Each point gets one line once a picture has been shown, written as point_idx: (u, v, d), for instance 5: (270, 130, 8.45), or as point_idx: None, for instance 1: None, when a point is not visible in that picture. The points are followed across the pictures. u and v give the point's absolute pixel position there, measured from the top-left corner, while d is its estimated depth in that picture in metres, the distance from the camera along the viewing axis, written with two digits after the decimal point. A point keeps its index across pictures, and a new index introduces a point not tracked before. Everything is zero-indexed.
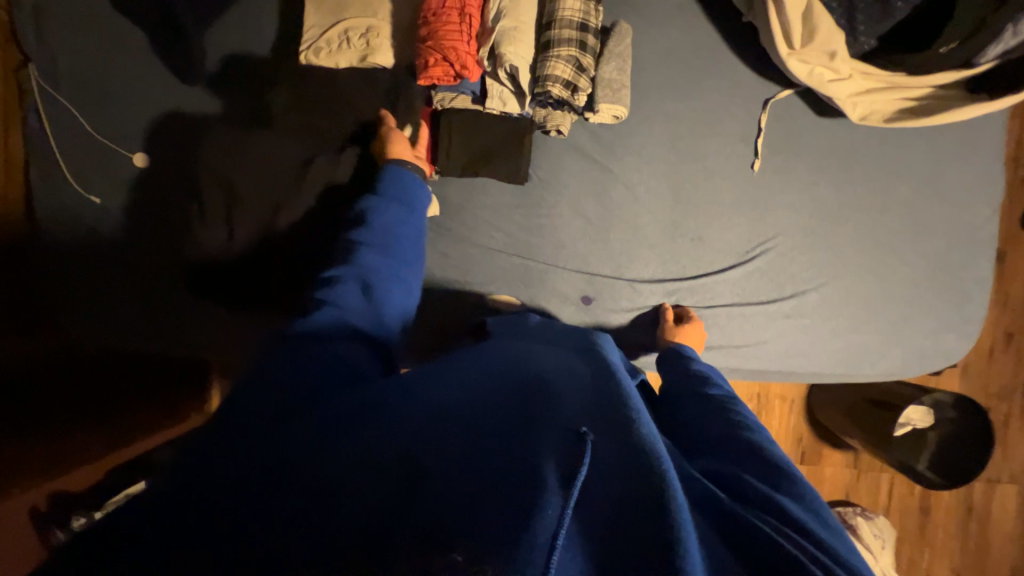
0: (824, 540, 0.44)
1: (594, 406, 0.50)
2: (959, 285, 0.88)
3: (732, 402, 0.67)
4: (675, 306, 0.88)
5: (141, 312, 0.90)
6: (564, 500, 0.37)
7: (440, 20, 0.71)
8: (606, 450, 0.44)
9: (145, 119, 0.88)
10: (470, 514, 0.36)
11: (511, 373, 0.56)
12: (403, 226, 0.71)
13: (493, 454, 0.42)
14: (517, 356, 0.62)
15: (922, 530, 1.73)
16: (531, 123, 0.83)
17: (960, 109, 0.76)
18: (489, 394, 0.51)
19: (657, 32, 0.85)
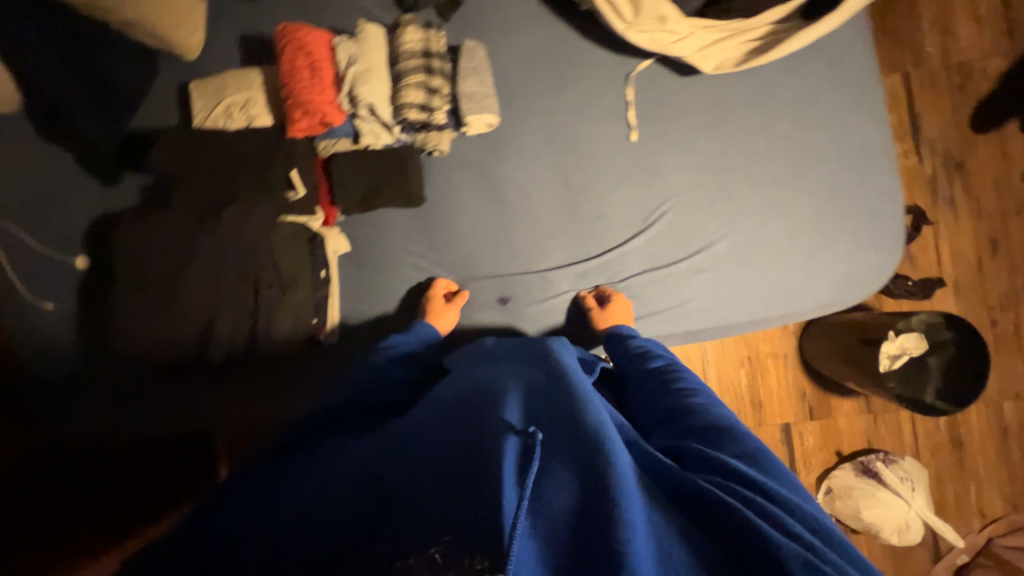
0: (762, 483, 0.49)
1: (543, 402, 0.53)
2: (866, 203, 0.87)
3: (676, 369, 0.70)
4: (592, 290, 0.90)
5: (94, 403, 0.92)
6: (520, 492, 0.41)
7: (292, 80, 0.78)
8: (559, 444, 0.47)
9: (83, 225, 0.98)
10: (439, 523, 0.40)
11: (469, 390, 0.59)
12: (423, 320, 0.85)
13: (449, 467, 0.45)
14: (472, 375, 0.65)
15: (958, 463, 1.63)
16: (413, 148, 0.88)
17: (798, 36, 0.78)
18: (452, 414, 0.54)
19: (514, 39, 0.91)
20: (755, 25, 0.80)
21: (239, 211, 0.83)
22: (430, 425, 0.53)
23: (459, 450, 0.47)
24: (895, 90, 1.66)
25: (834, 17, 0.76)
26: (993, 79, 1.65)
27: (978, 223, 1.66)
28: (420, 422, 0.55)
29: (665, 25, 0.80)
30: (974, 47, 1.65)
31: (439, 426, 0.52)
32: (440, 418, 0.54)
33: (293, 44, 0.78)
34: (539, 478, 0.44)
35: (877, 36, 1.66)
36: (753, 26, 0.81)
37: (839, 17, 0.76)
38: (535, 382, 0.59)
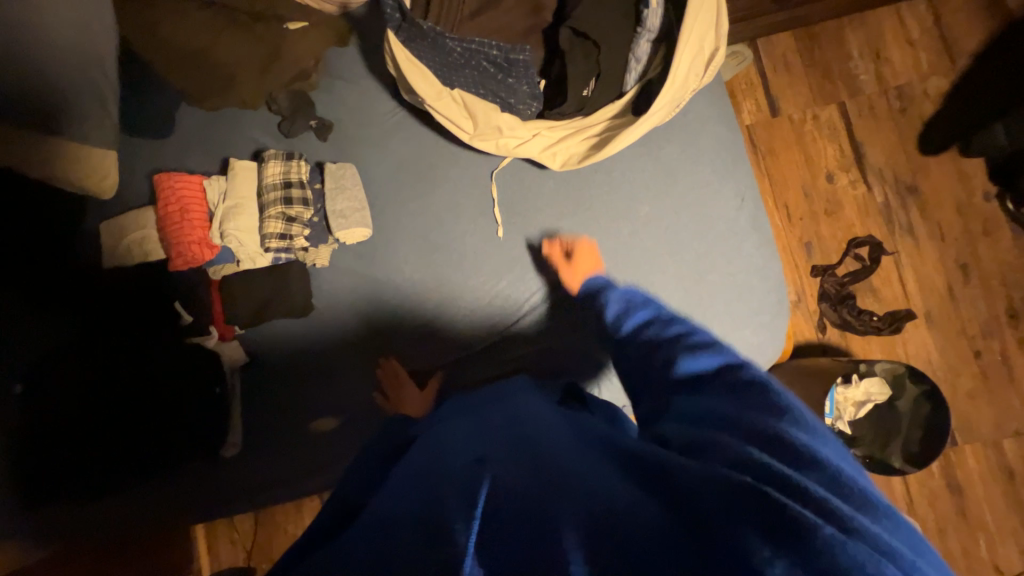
0: (789, 445, 0.43)
1: (503, 450, 0.52)
2: (737, 279, 0.86)
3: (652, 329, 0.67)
4: (551, 349, 0.92)
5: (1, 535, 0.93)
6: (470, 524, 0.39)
7: (164, 224, 0.85)
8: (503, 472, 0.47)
9: None
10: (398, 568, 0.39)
11: (438, 448, 0.58)
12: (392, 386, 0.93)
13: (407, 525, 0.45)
14: (444, 430, 0.63)
15: (961, 513, 1.47)
16: (295, 263, 0.94)
17: (629, 131, 0.78)
18: (418, 480, 0.53)
19: (386, 153, 0.98)
20: (589, 123, 0.83)
21: (140, 343, 0.94)
22: (402, 491, 0.53)
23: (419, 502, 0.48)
24: (833, 121, 1.62)
25: (658, 111, 0.77)
26: (935, 99, 1.59)
27: (944, 249, 1.56)
28: (390, 495, 0.53)
29: (504, 134, 0.82)
30: (910, 70, 1.60)
31: (409, 488, 0.52)
32: (409, 487, 0.53)
33: (166, 192, 0.86)
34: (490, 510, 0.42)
35: (806, 71, 1.64)
36: (589, 123, 0.83)
37: (663, 108, 0.76)
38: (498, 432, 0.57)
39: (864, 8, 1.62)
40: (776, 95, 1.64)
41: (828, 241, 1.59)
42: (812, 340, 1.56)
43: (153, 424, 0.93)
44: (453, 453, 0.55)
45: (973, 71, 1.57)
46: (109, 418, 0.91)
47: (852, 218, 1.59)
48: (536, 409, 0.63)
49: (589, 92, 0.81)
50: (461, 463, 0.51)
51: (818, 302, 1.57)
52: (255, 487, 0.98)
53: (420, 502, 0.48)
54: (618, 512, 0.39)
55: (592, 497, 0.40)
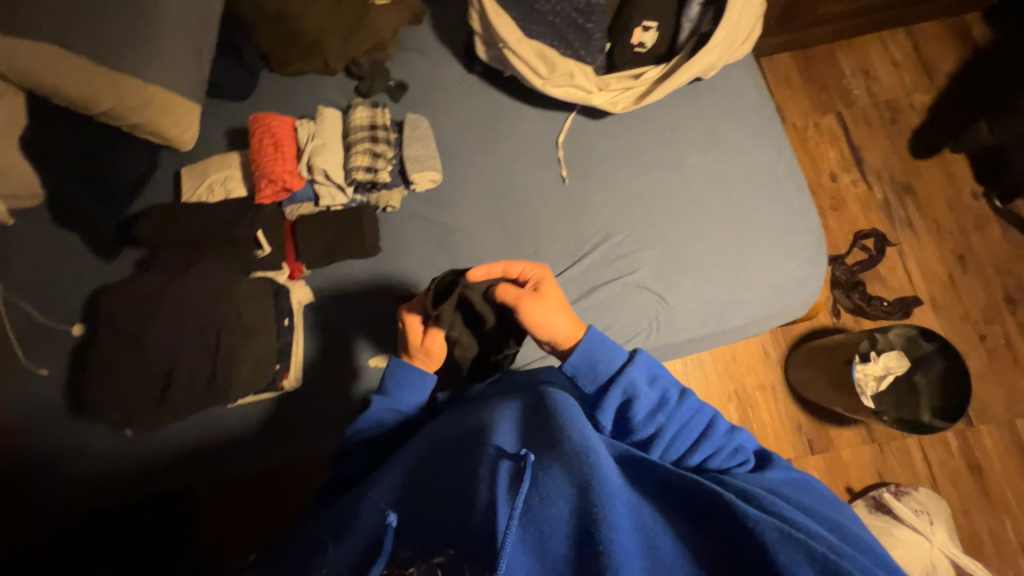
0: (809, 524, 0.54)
1: (532, 431, 0.64)
2: (781, 218, 0.94)
3: (690, 420, 0.71)
4: (613, 283, 0.94)
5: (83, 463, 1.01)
6: (509, 509, 0.52)
7: (258, 155, 0.93)
8: (545, 459, 0.57)
9: (87, 295, 1.10)
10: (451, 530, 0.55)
11: (464, 424, 0.70)
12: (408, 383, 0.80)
13: (458, 505, 0.57)
14: (469, 409, 0.75)
15: (983, 493, 1.50)
16: (367, 206, 1.00)
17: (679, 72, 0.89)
18: (452, 455, 0.65)
19: (454, 112, 1.07)
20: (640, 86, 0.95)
21: (200, 276, 0.91)
22: (431, 475, 0.65)
23: (463, 485, 0.58)
24: (832, 128, 1.80)
25: (709, 62, 0.90)
26: (921, 111, 1.78)
27: (943, 241, 1.69)
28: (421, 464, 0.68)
29: (572, 86, 0.93)
30: (896, 86, 1.81)
31: (435, 471, 0.64)
32: (446, 459, 0.66)
33: (261, 128, 0.93)
34: (529, 494, 0.54)
35: (804, 85, 1.84)
36: (644, 83, 0.94)
37: (712, 48, 0.87)
38: (522, 413, 0.69)
39: (853, 34, 1.84)
40: (780, 105, 1.82)
41: (835, 233, 1.72)
42: (828, 325, 1.64)
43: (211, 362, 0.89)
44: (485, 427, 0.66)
45: (949, 88, 1.78)
46: (164, 355, 0.87)
47: (857, 213, 1.72)
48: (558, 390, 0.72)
49: (643, 48, 0.94)
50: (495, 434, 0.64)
51: (831, 289, 1.67)
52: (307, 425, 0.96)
53: (452, 476, 0.62)
54: (659, 537, 0.53)
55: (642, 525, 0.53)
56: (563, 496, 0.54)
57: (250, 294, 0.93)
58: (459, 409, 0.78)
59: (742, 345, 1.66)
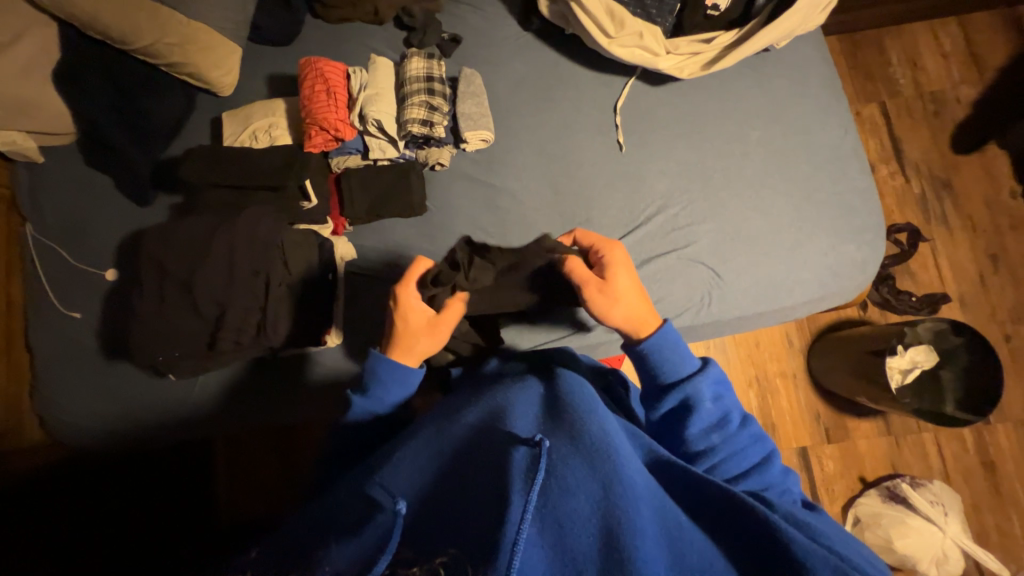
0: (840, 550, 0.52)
1: (551, 422, 0.61)
2: (842, 199, 0.92)
3: (751, 447, 0.68)
4: (666, 255, 0.92)
5: (111, 409, 0.99)
6: (525, 498, 0.49)
7: (311, 100, 0.89)
8: (564, 449, 0.55)
9: (119, 240, 1.07)
10: (454, 526, 0.51)
11: (473, 411, 0.67)
12: (389, 380, 0.74)
13: (469, 486, 0.54)
14: (478, 396, 0.72)
15: (993, 488, 1.52)
16: (415, 163, 0.97)
17: (752, 39, 0.87)
18: (458, 444, 0.62)
19: (507, 71, 1.03)
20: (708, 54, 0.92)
21: (251, 221, 0.89)
22: (434, 462, 0.61)
23: (473, 473, 0.55)
24: (874, 117, 1.76)
25: (785, 24, 0.86)
26: (966, 106, 1.74)
27: (975, 239, 1.67)
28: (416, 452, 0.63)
29: (640, 48, 0.90)
30: (944, 78, 1.76)
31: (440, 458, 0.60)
32: (451, 446, 0.62)
33: (313, 73, 0.89)
34: (546, 484, 0.52)
35: (850, 71, 1.79)
36: (714, 49, 0.91)
37: (790, 15, 0.85)
38: (537, 404, 0.66)
39: (903, 21, 1.79)
40: None
41: None
42: (854, 317, 1.64)
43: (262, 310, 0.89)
44: (499, 414, 0.63)
45: (997, 83, 1.74)
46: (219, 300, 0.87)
47: (892, 206, 1.70)
48: (577, 382, 0.69)
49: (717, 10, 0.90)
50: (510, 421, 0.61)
51: None
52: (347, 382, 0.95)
53: (458, 463, 0.59)
54: (687, 540, 0.50)
55: (671, 529, 0.50)
56: (585, 490, 0.51)
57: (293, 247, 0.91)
58: (470, 395, 0.75)
59: (766, 332, 1.65)
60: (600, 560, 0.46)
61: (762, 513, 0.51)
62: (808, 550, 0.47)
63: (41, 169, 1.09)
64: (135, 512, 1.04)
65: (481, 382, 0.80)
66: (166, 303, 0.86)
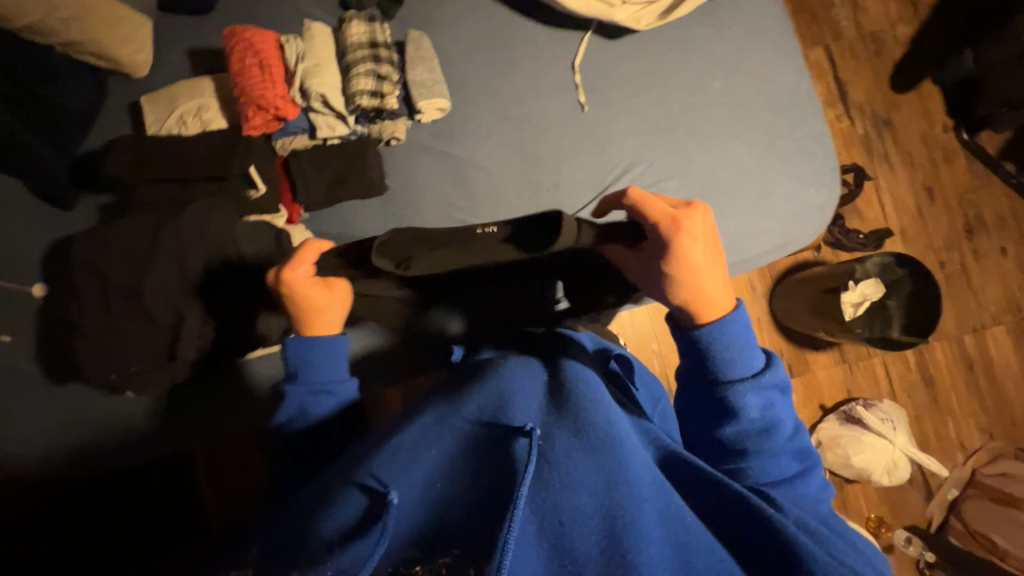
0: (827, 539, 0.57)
1: (556, 415, 0.62)
2: (800, 145, 0.94)
3: (781, 450, 0.69)
4: None
5: (68, 434, 0.92)
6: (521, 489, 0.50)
7: (243, 76, 0.80)
8: (570, 447, 0.56)
9: (41, 251, 0.95)
10: (459, 529, 0.52)
11: (472, 394, 0.65)
12: (318, 361, 0.74)
13: (476, 486, 0.55)
14: (476, 379, 0.70)
15: (932, 399, 1.70)
16: (369, 139, 0.90)
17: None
18: (458, 429, 0.61)
19: (457, 31, 0.96)
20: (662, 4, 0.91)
21: (198, 217, 0.81)
22: (429, 444, 0.60)
23: (479, 471, 0.56)
24: (820, 61, 1.79)
25: None
26: (903, 44, 1.80)
27: (914, 174, 1.77)
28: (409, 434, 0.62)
29: (592, 1, 0.87)
30: (883, 18, 1.81)
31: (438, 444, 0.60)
32: (451, 430, 0.61)
33: (240, 44, 0.80)
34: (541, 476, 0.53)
35: (796, 15, 1.80)
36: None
37: None
38: (541, 392, 0.66)
39: None
40: None
41: None
42: (810, 258, 1.72)
43: (224, 310, 0.85)
44: (501, 400, 0.62)
45: (931, 19, 1.80)
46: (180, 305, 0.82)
47: (840, 149, 1.77)
48: (581, 370, 0.69)
49: None
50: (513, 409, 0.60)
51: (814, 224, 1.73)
52: None
53: (460, 456, 0.59)
54: (687, 530, 0.54)
55: (673, 528, 0.53)
56: (589, 488, 0.53)
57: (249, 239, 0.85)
58: (463, 379, 0.73)
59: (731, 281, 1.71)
60: (602, 560, 0.49)
61: (766, 512, 0.54)
62: (811, 553, 0.50)
63: None
64: (113, 536, 0.99)
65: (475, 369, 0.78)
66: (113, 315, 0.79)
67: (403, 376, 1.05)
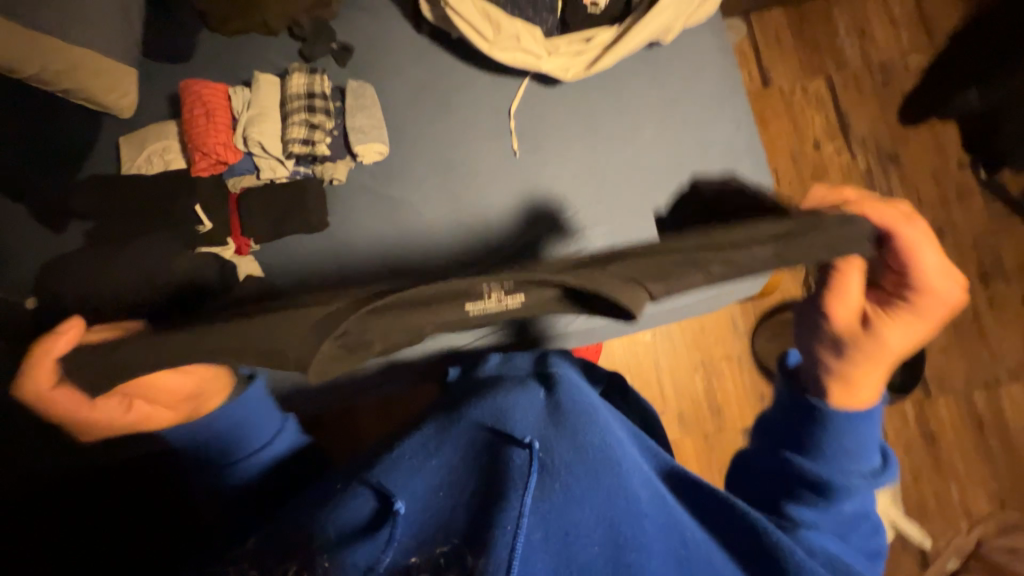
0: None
1: (552, 428, 0.65)
2: (733, 195, 0.93)
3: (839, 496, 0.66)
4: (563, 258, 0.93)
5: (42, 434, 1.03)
6: (523, 496, 0.52)
7: (191, 126, 0.92)
8: (562, 458, 0.59)
9: (34, 268, 1.07)
10: (439, 526, 0.52)
11: (476, 409, 0.69)
12: (231, 428, 0.75)
13: (473, 487, 0.56)
14: (475, 398, 0.74)
15: (935, 460, 1.55)
16: (312, 178, 0.97)
17: (629, 37, 0.87)
18: (464, 437, 0.64)
19: (402, 78, 1.02)
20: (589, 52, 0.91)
21: (148, 248, 0.91)
22: (430, 453, 0.62)
23: (478, 474, 0.58)
24: (821, 92, 1.71)
25: (658, 14, 0.86)
26: (915, 74, 1.69)
27: (923, 212, 1.65)
28: (415, 439, 0.66)
29: (520, 50, 0.88)
30: (893, 46, 1.71)
31: (444, 450, 0.63)
32: (461, 437, 0.64)
33: (191, 97, 0.91)
34: (540, 483, 0.55)
35: (796, 44, 1.73)
36: (595, 47, 0.90)
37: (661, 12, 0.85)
38: (536, 405, 0.70)
39: None
40: (769, 67, 1.72)
41: None
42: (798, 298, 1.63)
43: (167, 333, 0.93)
44: (502, 416, 0.67)
45: (948, 48, 1.68)
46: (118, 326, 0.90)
47: (838, 184, 1.67)
48: (575, 389, 0.74)
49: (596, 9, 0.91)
50: (514, 424, 0.65)
51: None
52: None
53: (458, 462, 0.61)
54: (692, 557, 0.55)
55: (680, 547, 0.56)
56: (587, 499, 0.55)
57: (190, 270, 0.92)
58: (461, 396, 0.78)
59: (712, 317, 1.65)
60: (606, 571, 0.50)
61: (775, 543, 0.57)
62: None
63: None
64: None
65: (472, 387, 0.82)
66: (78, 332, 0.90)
67: (342, 400, 1.09)
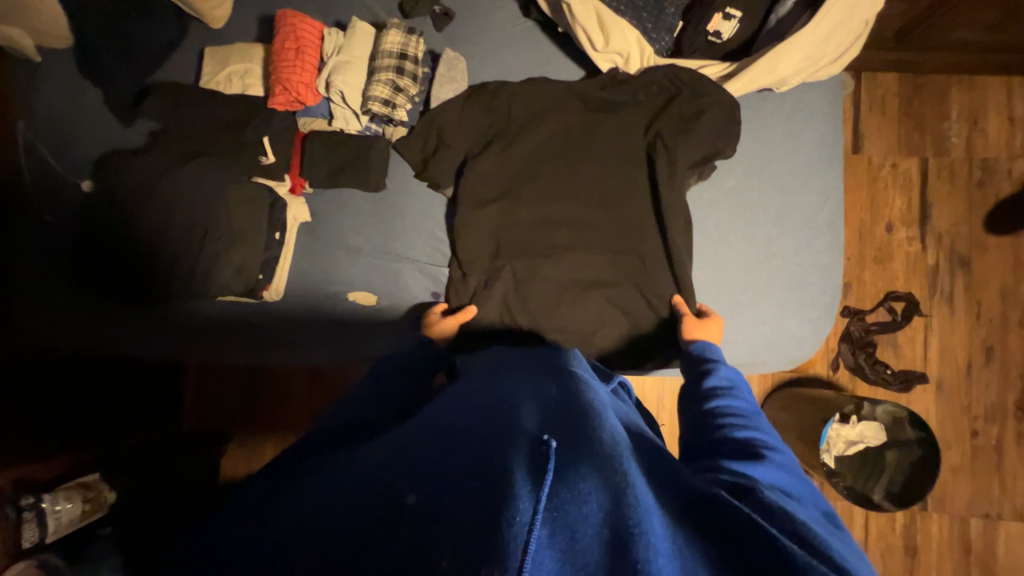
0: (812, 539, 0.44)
1: (559, 419, 0.55)
2: (797, 270, 0.93)
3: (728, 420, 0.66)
4: (603, 285, 0.93)
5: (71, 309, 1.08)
6: (534, 500, 0.42)
7: (279, 58, 0.92)
8: (574, 454, 0.47)
9: (97, 156, 1.08)
10: (438, 516, 0.44)
11: (479, 410, 0.59)
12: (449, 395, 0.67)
13: (451, 476, 0.48)
14: (487, 391, 0.65)
15: (911, 572, 1.51)
16: (381, 138, 0.97)
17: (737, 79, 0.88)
18: (465, 421, 0.57)
19: (495, 60, 0.99)
20: (654, 123, 0.92)
21: (204, 169, 0.93)
22: (442, 434, 0.56)
23: (474, 452, 0.50)
24: (910, 174, 1.61)
25: (772, 72, 0.88)
26: (1015, 182, 1.59)
27: (978, 326, 1.57)
28: (438, 415, 0.61)
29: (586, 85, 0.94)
30: (1002, 146, 1.60)
31: (451, 433, 0.55)
32: (456, 420, 0.58)
33: (286, 28, 0.92)
34: (552, 488, 0.44)
35: (901, 117, 1.62)
36: (686, 103, 0.91)
37: (773, 74, 0.88)
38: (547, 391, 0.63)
39: (978, 73, 1.60)
40: (864, 134, 1.62)
41: (867, 287, 1.59)
42: (821, 377, 1.56)
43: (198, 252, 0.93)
44: (509, 406, 0.58)
45: None
46: (167, 244, 0.93)
47: (898, 272, 1.59)
48: (587, 376, 0.68)
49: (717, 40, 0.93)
50: (513, 416, 0.55)
51: (839, 342, 1.56)
52: (270, 335, 1.00)
53: (449, 440, 0.54)
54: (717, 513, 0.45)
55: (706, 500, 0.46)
56: (595, 495, 0.44)
57: (244, 197, 0.94)
58: (468, 379, 0.71)
59: None
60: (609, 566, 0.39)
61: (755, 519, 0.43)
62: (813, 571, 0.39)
63: (36, 69, 1.09)
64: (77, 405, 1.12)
65: (486, 368, 0.77)
66: (129, 229, 0.93)
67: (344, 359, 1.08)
